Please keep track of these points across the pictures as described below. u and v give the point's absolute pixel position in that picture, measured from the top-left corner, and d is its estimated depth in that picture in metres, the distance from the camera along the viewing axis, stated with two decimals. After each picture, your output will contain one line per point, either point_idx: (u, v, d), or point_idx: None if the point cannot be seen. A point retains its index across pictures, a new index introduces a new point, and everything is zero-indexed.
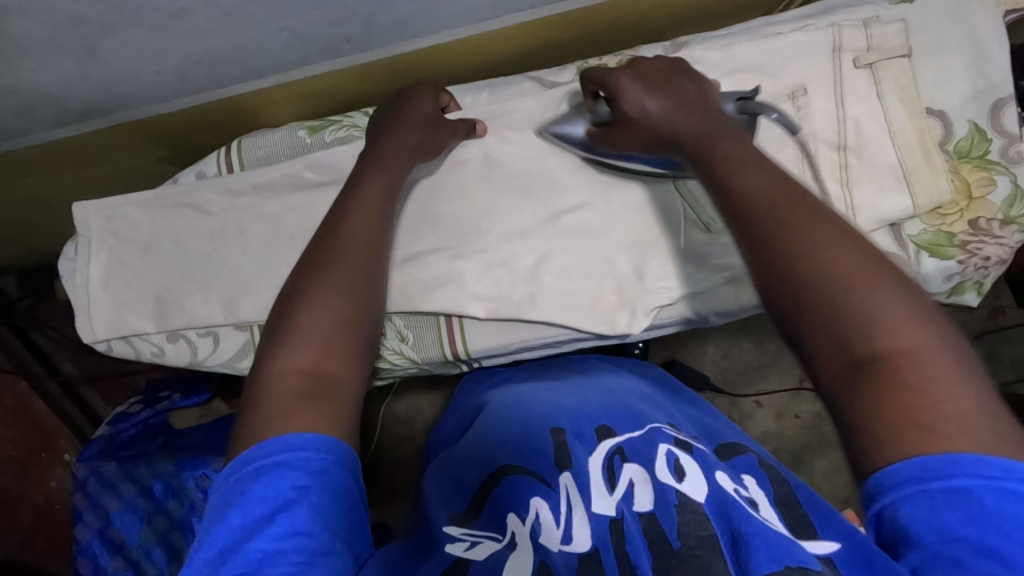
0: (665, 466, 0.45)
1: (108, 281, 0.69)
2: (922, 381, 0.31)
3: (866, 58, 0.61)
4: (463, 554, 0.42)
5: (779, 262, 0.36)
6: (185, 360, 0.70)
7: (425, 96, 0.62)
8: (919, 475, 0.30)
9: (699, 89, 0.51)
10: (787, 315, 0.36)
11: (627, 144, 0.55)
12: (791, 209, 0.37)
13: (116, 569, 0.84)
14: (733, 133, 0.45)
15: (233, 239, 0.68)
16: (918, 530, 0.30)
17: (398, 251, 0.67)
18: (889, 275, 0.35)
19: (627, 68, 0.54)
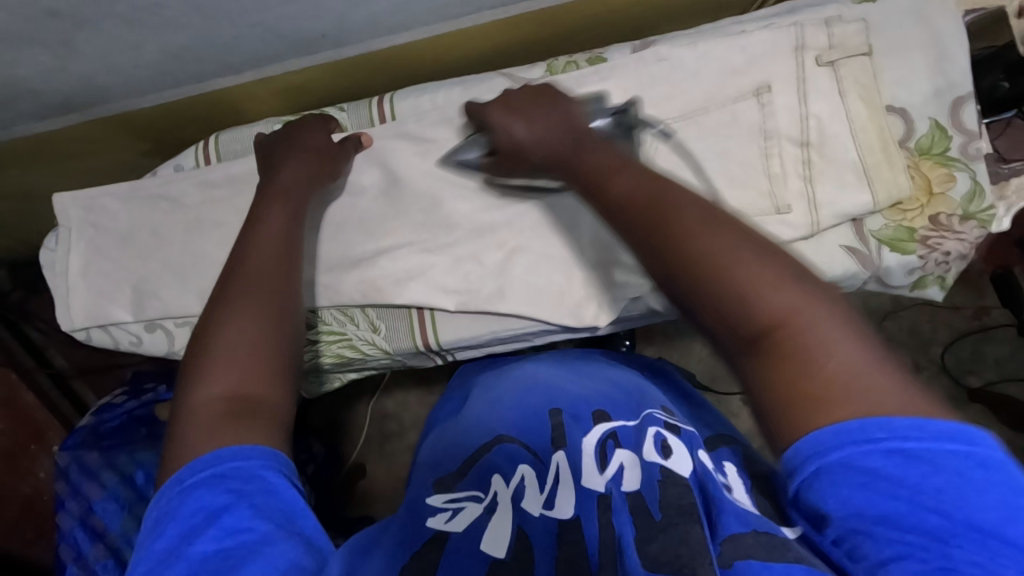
0: (653, 447, 0.48)
1: (87, 271, 0.71)
2: (812, 346, 0.35)
3: (827, 56, 0.62)
4: (442, 527, 0.43)
5: (671, 260, 0.39)
6: (162, 350, 0.71)
7: (316, 131, 0.66)
8: (820, 449, 0.33)
9: (563, 112, 0.54)
10: (686, 306, 0.39)
11: (514, 171, 0.58)
12: (665, 206, 0.41)
13: (96, 557, 0.84)
14: (604, 147, 0.49)
15: (209, 231, 0.69)
16: (833, 498, 0.32)
17: (373, 244, 0.69)
18: (765, 254, 0.38)
19: (497, 101, 0.57)
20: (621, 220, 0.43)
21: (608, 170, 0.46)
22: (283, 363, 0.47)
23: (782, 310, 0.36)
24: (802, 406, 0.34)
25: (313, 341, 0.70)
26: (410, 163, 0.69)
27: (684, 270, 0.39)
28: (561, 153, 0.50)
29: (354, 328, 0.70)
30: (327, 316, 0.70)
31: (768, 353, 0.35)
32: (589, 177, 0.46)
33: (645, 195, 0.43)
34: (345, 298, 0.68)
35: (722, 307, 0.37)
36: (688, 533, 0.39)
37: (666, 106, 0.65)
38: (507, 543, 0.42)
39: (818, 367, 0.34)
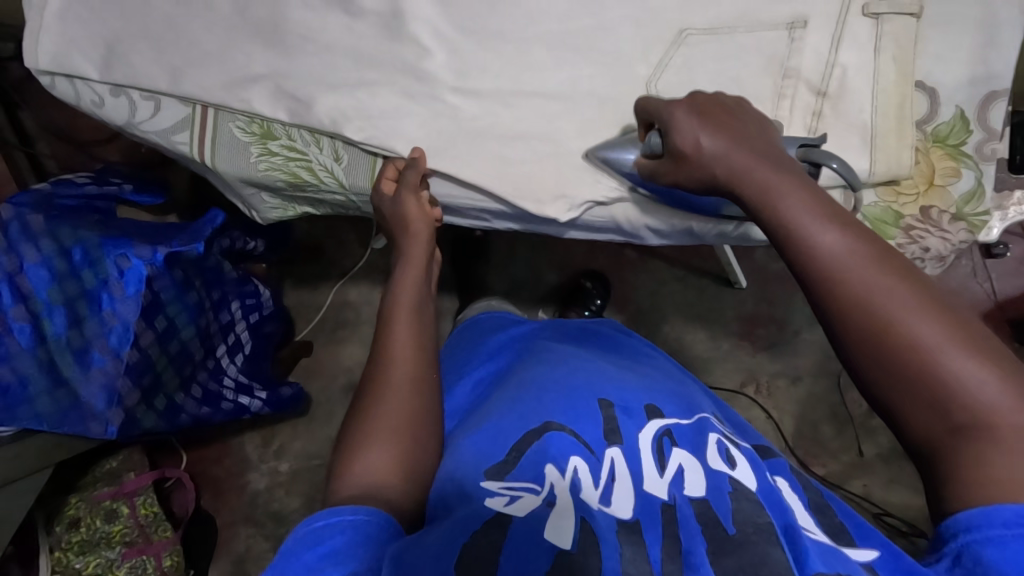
0: (717, 456, 0.51)
1: (65, 13, 0.67)
2: (1013, 451, 0.36)
3: (874, 7, 0.58)
4: (502, 509, 0.43)
5: (885, 346, 0.39)
6: (122, 120, 0.68)
7: (411, 197, 0.63)
8: (1010, 525, 0.35)
9: (764, 137, 0.51)
10: (875, 385, 0.41)
11: (682, 184, 0.54)
12: (872, 269, 0.41)
13: (17, 318, 0.86)
14: (805, 185, 0.46)
15: (200, 12, 0.67)
16: (998, 564, 0.35)
17: (353, 74, 0.65)
18: (975, 343, 0.38)
19: (685, 100, 0.54)
20: (810, 285, 0.43)
21: (815, 214, 0.44)
22: (427, 416, 0.52)
23: (988, 413, 0.37)
24: (988, 491, 0.36)
25: (274, 152, 0.67)
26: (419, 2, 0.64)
27: (896, 347, 0.39)
28: (753, 177, 0.47)
29: (317, 153, 0.67)
30: (294, 133, 0.67)
31: (967, 452, 0.37)
32: (796, 221, 0.44)
33: (850, 257, 0.41)
34: (315, 124, 0.65)
35: (926, 396, 0.38)
36: (769, 555, 0.40)
37: (695, 14, 0.61)
38: (571, 534, 0.41)
39: (1004, 474, 0.36)
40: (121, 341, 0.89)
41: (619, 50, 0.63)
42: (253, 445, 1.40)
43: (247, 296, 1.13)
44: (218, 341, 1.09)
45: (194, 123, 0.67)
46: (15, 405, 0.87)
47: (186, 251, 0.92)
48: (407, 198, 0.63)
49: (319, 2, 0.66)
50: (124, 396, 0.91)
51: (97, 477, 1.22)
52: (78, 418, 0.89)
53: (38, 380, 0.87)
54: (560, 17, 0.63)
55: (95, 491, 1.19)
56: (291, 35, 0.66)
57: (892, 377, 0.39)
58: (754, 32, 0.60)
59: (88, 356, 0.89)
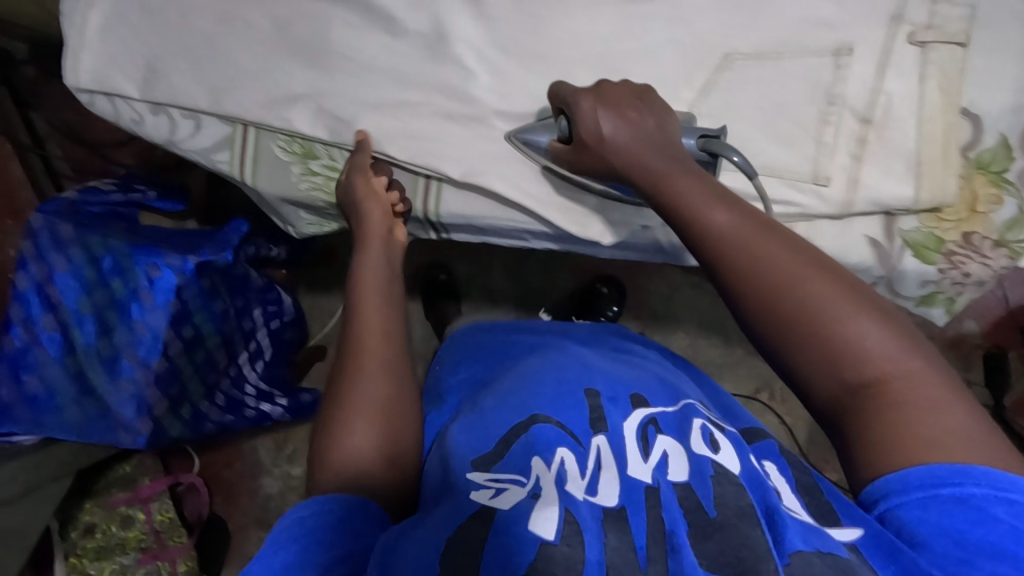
0: (700, 440, 0.49)
1: (104, 31, 0.67)
2: (911, 397, 0.42)
3: (921, 36, 0.58)
4: (488, 502, 0.44)
5: (785, 314, 0.45)
6: (162, 137, 0.68)
7: (361, 179, 0.63)
8: (932, 483, 0.39)
9: (658, 122, 0.55)
10: (778, 350, 0.46)
11: (587, 171, 0.58)
12: (760, 239, 0.47)
13: (46, 327, 0.87)
14: (696, 171, 0.52)
15: (240, 30, 0.66)
16: (917, 527, 0.39)
17: (397, 96, 0.65)
18: (861, 305, 0.44)
19: (591, 89, 0.56)
20: (715, 264, 0.49)
21: (710, 198, 0.50)
22: (402, 403, 0.53)
23: (881, 367, 0.43)
24: (898, 446, 0.41)
25: (315, 172, 0.67)
26: (462, 24, 0.64)
27: (791, 313, 0.45)
28: (650, 164, 0.53)
29: None
30: (335, 153, 0.67)
31: (873, 401, 0.42)
32: (693, 207, 0.50)
33: (743, 233, 0.48)
34: (361, 144, 0.65)
35: (826, 354, 0.44)
36: (748, 536, 0.40)
37: (740, 39, 0.61)
38: (555, 525, 0.41)
39: (917, 419, 0.41)
40: (150, 351, 0.88)
41: (662, 73, 0.62)
42: (266, 448, 1.40)
43: (269, 302, 1.11)
44: (241, 347, 1.07)
45: (235, 143, 0.68)
46: (43, 413, 0.88)
47: (215, 260, 0.89)
48: (365, 181, 0.63)
49: (362, 23, 0.65)
50: (153, 405, 0.90)
51: (111, 481, 1.22)
52: (108, 428, 0.90)
53: (66, 389, 0.88)
54: (605, 40, 0.63)
55: (111, 497, 1.20)
56: (332, 54, 0.65)
57: (792, 340, 0.45)
58: (801, 58, 0.60)
59: (118, 365, 0.88)
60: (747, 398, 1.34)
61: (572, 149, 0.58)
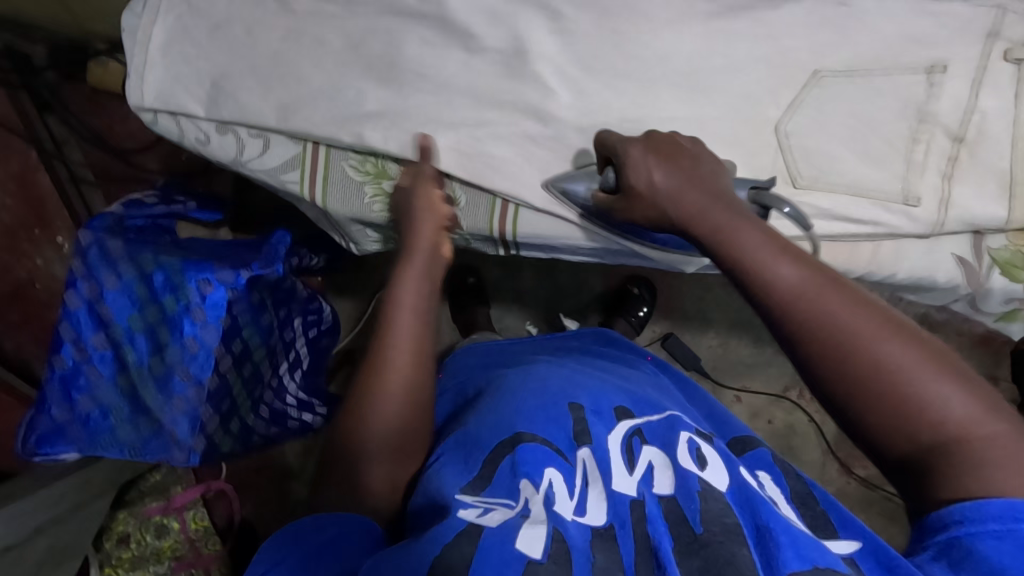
0: (688, 455, 0.48)
1: (168, 48, 0.66)
2: (992, 461, 0.36)
3: (1017, 52, 0.57)
4: (476, 520, 0.40)
5: (855, 377, 0.38)
6: (229, 157, 0.67)
7: (427, 187, 0.60)
8: (1010, 516, 0.34)
9: (710, 173, 0.51)
10: (844, 411, 0.40)
11: (635, 221, 0.55)
12: (830, 292, 0.40)
13: (97, 345, 0.87)
14: (751, 218, 0.46)
15: (309, 47, 0.64)
16: (1004, 563, 0.34)
17: (473, 115, 0.64)
18: (944, 364, 0.38)
19: (640, 139, 0.55)
20: (777, 322, 0.41)
21: (769, 247, 0.43)
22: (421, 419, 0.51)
23: (960, 431, 0.37)
24: (965, 499, 0.36)
25: (388, 193, 0.66)
26: (541, 39, 0.62)
27: (861, 375, 0.38)
28: (699, 213, 0.48)
29: None
30: None
31: (950, 468, 0.36)
32: (747, 258, 0.43)
33: (807, 289, 0.40)
34: (435, 164, 0.64)
35: (902, 420, 0.37)
36: (736, 553, 0.38)
37: (829, 55, 0.60)
38: (543, 544, 0.38)
39: (993, 480, 0.35)
40: (203, 367, 0.85)
41: (749, 90, 0.61)
42: (294, 452, 1.28)
43: (309, 312, 1.08)
44: (281, 358, 1.02)
45: (305, 162, 0.66)
46: (96, 434, 0.87)
47: (265, 274, 0.88)
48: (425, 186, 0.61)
49: (438, 40, 0.63)
50: (205, 422, 0.88)
51: (144, 491, 1.16)
52: (162, 446, 0.87)
53: (120, 408, 0.88)
54: (689, 57, 0.61)
55: (145, 507, 1.14)
56: (406, 72, 0.64)
57: (863, 404, 0.38)
58: (891, 75, 0.59)
59: (169, 383, 0.85)
60: (776, 397, 1.30)
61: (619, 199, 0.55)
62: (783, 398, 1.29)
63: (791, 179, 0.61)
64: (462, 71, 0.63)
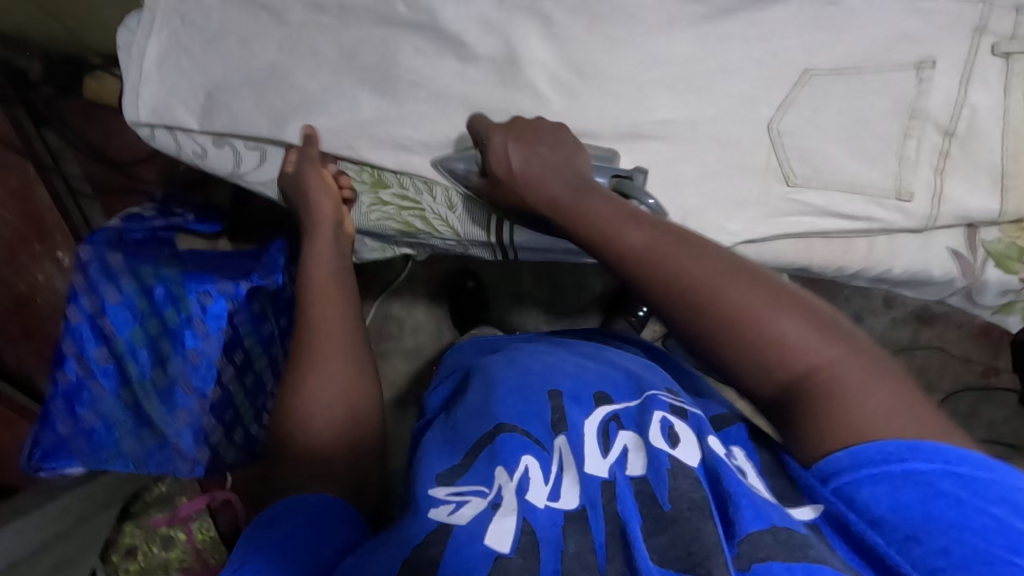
0: (660, 432, 0.45)
1: (164, 62, 0.66)
2: (842, 388, 0.39)
3: (1005, 46, 0.58)
4: (446, 518, 0.42)
5: (704, 324, 0.43)
6: (226, 169, 0.68)
7: (313, 170, 0.62)
8: (884, 459, 0.37)
9: (569, 158, 0.56)
10: (712, 361, 0.44)
11: (503, 203, 0.59)
12: (674, 252, 0.46)
13: (100, 360, 0.87)
14: (604, 197, 0.52)
15: (304, 58, 0.65)
16: (888, 508, 0.37)
17: (469, 121, 0.64)
18: (783, 303, 0.42)
19: (504, 126, 0.58)
20: (636, 285, 0.47)
21: (619, 222, 0.49)
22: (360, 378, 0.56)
23: (809, 362, 0.40)
24: (831, 428, 0.39)
25: (386, 201, 0.67)
26: (533, 46, 0.63)
27: (710, 321, 0.43)
28: (564, 197, 0.53)
29: (430, 200, 0.66)
30: (405, 181, 0.66)
31: (804, 397, 0.40)
32: (599, 231, 0.49)
33: (662, 248, 0.46)
34: (433, 176, 0.64)
35: (756, 360, 0.41)
36: (700, 530, 0.38)
37: (820, 53, 0.60)
38: (512, 538, 0.40)
39: (849, 411, 0.38)
40: (205, 379, 0.87)
41: (742, 89, 0.62)
42: None
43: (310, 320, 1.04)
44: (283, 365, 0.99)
45: None
46: (101, 447, 0.88)
47: (265, 284, 0.89)
48: (314, 167, 0.62)
49: (432, 48, 0.64)
50: (209, 432, 0.90)
51: (148, 503, 1.16)
52: (167, 457, 0.89)
53: (124, 422, 0.88)
54: (681, 58, 0.62)
55: (151, 518, 1.14)
56: (400, 81, 0.64)
57: (722, 350, 0.43)
58: (882, 72, 0.60)
59: (173, 395, 0.87)
60: None
61: (487, 182, 0.59)
62: None
63: (785, 177, 0.62)
64: (457, 80, 0.64)
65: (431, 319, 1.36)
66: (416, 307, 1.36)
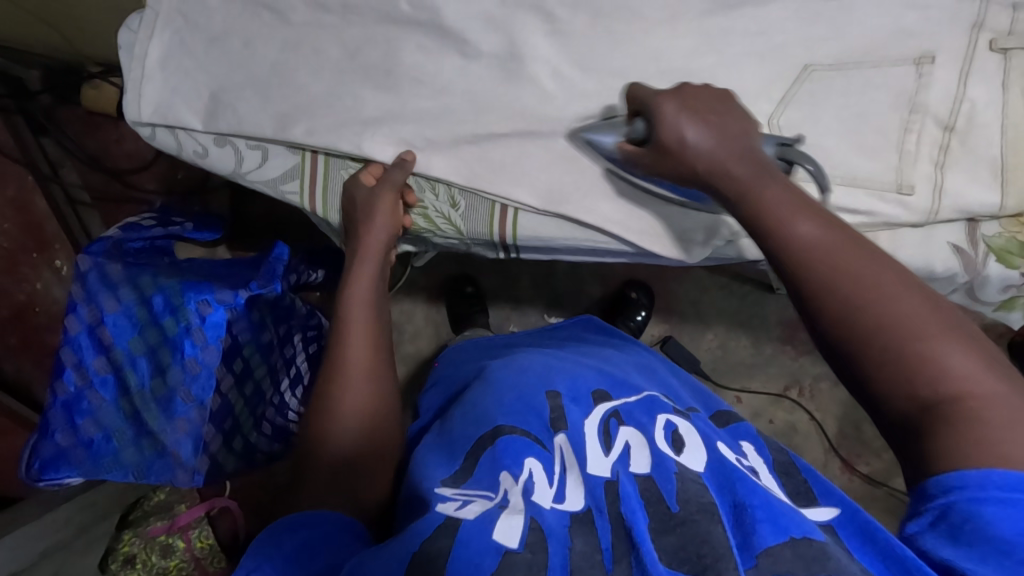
0: (664, 438, 0.48)
1: (166, 63, 0.66)
2: (990, 420, 0.35)
3: (1003, 42, 0.58)
4: (453, 513, 0.41)
5: (857, 328, 0.38)
6: (227, 169, 0.68)
7: (387, 195, 0.63)
8: (1009, 485, 0.33)
9: (749, 136, 0.50)
10: (852, 366, 0.39)
11: (660, 173, 0.53)
12: (842, 245, 0.41)
13: (99, 368, 0.87)
14: (775, 182, 0.46)
15: (306, 57, 0.65)
16: (992, 524, 0.33)
17: (471, 118, 0.64)
18: (951, 328, 0.37)
19: (674, 92, 0.52)
20: (792, 275, 0.42)
21: (789, 208, 0.44)
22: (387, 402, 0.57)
23: (963, 390, 0.36)
24: (960, 462, 0.34)
25: None
26: (536, 42, 0.63)
27: (869, 327, 0.38)
28: (730, 176, 0.47)
29: (432, 199, 0.67)
30: (408, 180, 0.66)
31: (951, 425, 0.35)
32: (762, 218, 0.44)
33: (836, 247, 0.41)
34: (433, 174, 0.65)
35: (905, 374, 0.37)
36: (711, 532, 0.38)
37: (820, 49, 0.61)
38: (519, 534, 0.39)
39: (984, 445, 0.34)
40: (205, 389, 0.85)
41: (743, 84, 0.62)
42: None
43: (310, 328, 1.04)
44: (283, 375, 0.99)
45: (305, 171, 0.66)
46: (100, 457, 0.87)
47: (265, 293, 0.87)
48: (386, 195, 0.63)
49: (434, 46, 0.64)
50: (209, 442, 0.88)
51: (148, 511, 1.09)
52: (167, 467, 0.87)
53: (123, 430, 0.87)
54: (683, 55, 0.62)
55: (150, 525, 1.06)
56: (403, 78, 0.64)
57: (871, 359, 0.38)
58: (881, 67, 0.60)
59: (173, 405, 0.85)
60: (776, 397, 1.29)
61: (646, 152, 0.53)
62: (783, 398, 1.29)
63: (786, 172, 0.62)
64: (460, 78, 0.64)
65: (430, 324, 1.36)
66: (415, 312, 1.36)
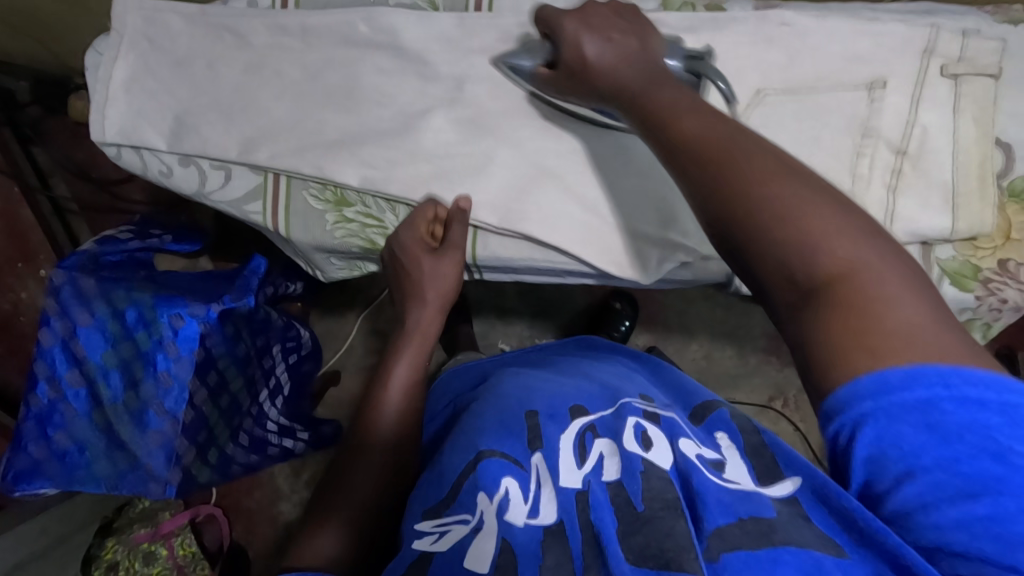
0: (631, 437, 0.49)
1: (131, 84, 0.67)
2: (868, 293, 0.35)
3: (953, 68, 0.59)
4: (429, 548, 0.45)
5: (732, 211, 0.40)
6: (192, 188, 0.68)
7: (429, 254, 0.65)
8: (882, 389, 0.32)
9: (643, 46, 0.53)
10: (735, 252, 0.40)
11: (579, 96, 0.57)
12: (721, 141, 0.43)
13: (72, 382, 0.88)
14: (672, 88, 0.49)
15: (267, 78, 0.66)
16: (880, 437, 0.33)
17: (429, 139, 0.65)
18: (825, 202, 0.39)
19: (575, 13, 0.55)
20: (680, 168, 0.44)
21: (668, 114, 0.46)
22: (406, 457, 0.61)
23: (839, 261, 0.36)
24: (854, 355, 0.34)
25: (349, 219, 0.67)
26: (492, 65, 0.64)
27: (742, 212, 0.40)
28: (630, 89, 0.50)
29: (393, 219, 0.67)
30: (369, 201, 0.67)
31: (832, 302, 0.35)
32: (659, 118, 0.47)
33: (708, 133, 0.44)
34: (392, 193, 0.65)
35: (781, 253, 0.37)
36: (674, 527, 0.41)
37: (774, 75, 0.62)
38: (489, 558, 0.43)
39: (880, 341, 0.33)
40: (177, 402, 0.86)
41: None
42: (283, 475, 1.25)
43: (288, 339, 1.07)
44: (262, 386, 1.01)
45: (266, 192, 0.67)
46: (74, 469, 0.88)
47: (238, 306, 0.88)
48: (451, 259, 0.65)
49: (393, 68, 0.65)
50: (182, 454, 0.88)
51: (132, 518, 1.11)
52: (139, 479, 0.88)
53: (96, 443, 0.88)
54: None
55: (134, 533, 1.08)
56: (362, 99, 0.65)
57: (747, 242, 0.39)
58: (834, 92, 0.61)
59: (145, 418, 0.86)
60: (760, 408, 1.29)
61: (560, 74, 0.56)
62: (768, 408, 1.28)
63: None
64: (420, 100, 0.65)
65: None
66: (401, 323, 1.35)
